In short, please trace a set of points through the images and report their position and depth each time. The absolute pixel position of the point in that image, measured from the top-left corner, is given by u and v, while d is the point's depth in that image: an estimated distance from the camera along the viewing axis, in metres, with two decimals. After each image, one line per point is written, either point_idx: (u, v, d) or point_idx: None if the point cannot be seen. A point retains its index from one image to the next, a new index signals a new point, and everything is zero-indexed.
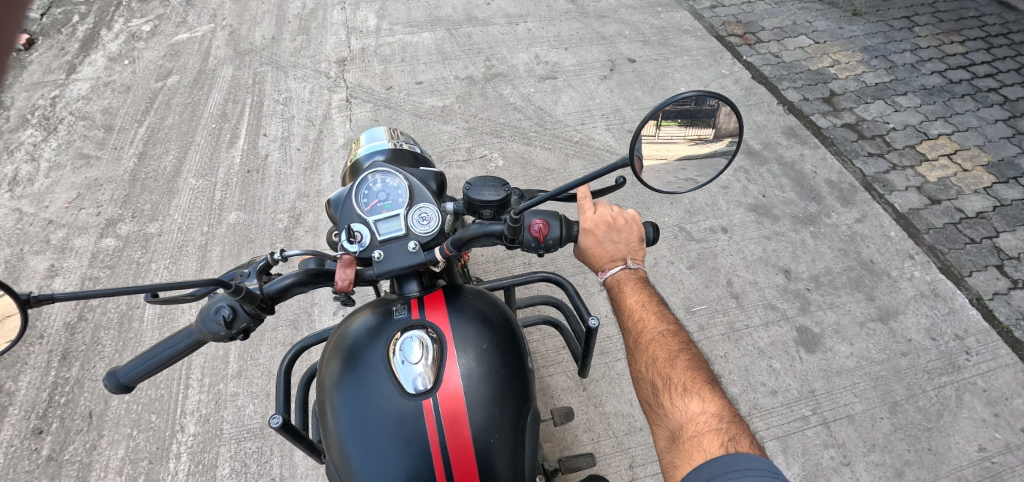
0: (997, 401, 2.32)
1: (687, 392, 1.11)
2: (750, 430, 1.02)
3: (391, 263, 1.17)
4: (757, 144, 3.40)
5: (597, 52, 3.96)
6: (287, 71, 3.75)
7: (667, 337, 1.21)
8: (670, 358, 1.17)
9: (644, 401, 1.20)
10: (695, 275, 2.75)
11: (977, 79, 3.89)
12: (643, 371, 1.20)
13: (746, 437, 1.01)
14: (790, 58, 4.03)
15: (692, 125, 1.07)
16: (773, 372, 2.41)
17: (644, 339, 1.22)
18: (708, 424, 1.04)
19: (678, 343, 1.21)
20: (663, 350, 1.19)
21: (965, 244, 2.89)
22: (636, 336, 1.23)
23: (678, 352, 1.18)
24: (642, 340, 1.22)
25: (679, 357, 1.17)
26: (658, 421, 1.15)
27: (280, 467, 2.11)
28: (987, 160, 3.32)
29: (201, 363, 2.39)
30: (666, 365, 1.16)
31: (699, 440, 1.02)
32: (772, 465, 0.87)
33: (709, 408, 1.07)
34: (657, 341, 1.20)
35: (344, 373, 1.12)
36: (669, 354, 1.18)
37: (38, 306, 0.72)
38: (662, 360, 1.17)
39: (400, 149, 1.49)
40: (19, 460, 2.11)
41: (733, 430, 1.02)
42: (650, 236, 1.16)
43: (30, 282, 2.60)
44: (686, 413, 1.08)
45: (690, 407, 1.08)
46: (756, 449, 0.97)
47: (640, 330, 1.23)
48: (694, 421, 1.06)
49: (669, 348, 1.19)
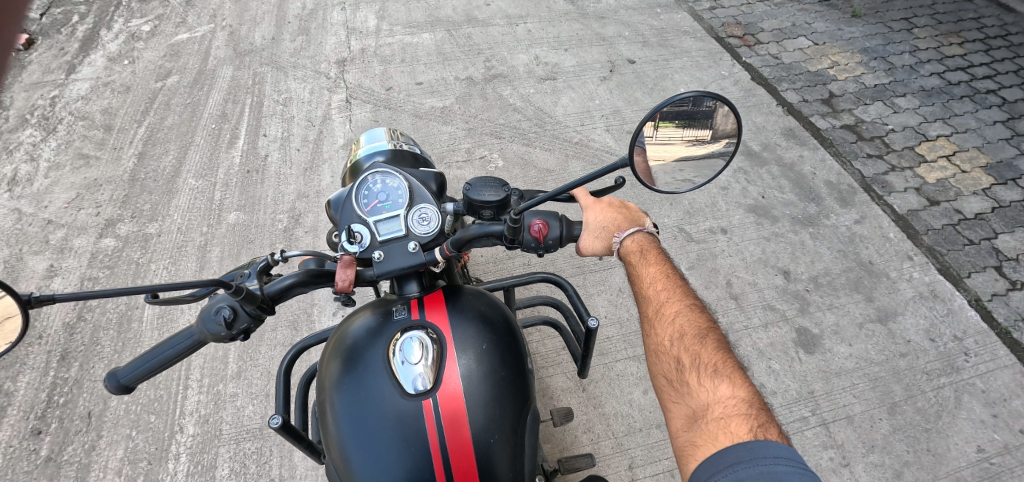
0: (996, 402, 2.32)
1: (717, 375, 1.06)
2: (778, 422, 0.97)
3: (391, 263, 1.17)
4: (756, 145, 3.41)
5: (596, 53, 3.97)
6: (287, 71, 3.75)
7: (697, 318, 1.18)
8: (700, 338, 1.14)
9: (662, 380, 1.16)
10: (695, 276, 2.75)
11: (976, 80, 3.90)
12: (668, 347, 1.16)
13: (775, 427, 0.95)
14: (789, 59, 4.04)
15: (690, 125, 1.07)
16: (772, 373, 2.41)
17: (671, 315, 1.19)
18: (737, 408, 0.99)
19: (707, 325, 1.17)
20: (693, 329, 1.16)
21: (964, 245, 2.90)
22: (662, 310, 1.21)
23: (708, 334, 1.15)
24: (671, 316, 1.19)
25: (709, 340, 1.13)
26: (676, 401, 1.10)
27: (279, 468, 2.11)
28: (986, 161, 3.33)
29: (200, 363, 2.39)
30: (696, 344, 1.13)
31: (725, 422, 0.97)
32: (803, 460, 0.84)
33: (739, 394, 1.02)
34: (686, 320, 1.17)
35: (344, 374, 1.12)
36: (698, 334, 1.15)
37: (39, 307, 0.72)
38: (689, 338, 1.14)
39: (400, 149, 1.49)
40: (17, 461, 2.11)
41: (762, 417, 0.97)
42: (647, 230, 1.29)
43: (30, 283, 2.60)
44: (713, 394, 1.03)
45: (718, 389, 1.04)
46: (786, 441, 0.92)
47: (670, 306, 1.21)
48: (721, 403, 1.01)
49: (697, 327, 1.16)
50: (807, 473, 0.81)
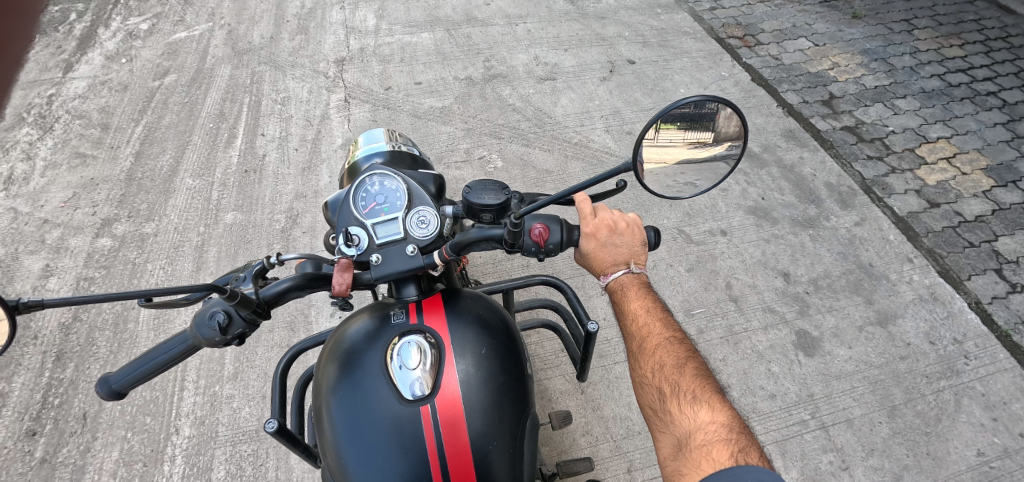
0: (995, 406, 2.31)
1: (696, 401, 1.07)
2: (760, 445, 0.99)
3: (389, 266, 1.16)
4: (756, 147, 3.40)
5: (596, 53, 3.95)
6: (285, 71, 3.73)
7: (676, 346, 1.19)
8: (679, 366, 1.14)
9: (648, 410, 1.16)
10: (694, 278, 2.74)
11: (976, 82, 3.89)
12: (650, 377, 1.17)
13: (756, 451, 0.97)
14: (790, 60, 4.03)
15: (692, 128, 1.06)
16: (772, 376, 2.40)
17: (651, 345, 1.20)
18: (718, 434, 1.00)
19: (686, 353, 1.18)
20: (673, 358, 1.16)
21: (964, 247, 2.89)
22: (641, 341, 1.21)
23: (687, 361, 1.16)
24: (651, 348, 1.19)
25: (689, 367, 1.15)
26: (662, 430, 1.11)
27: (275, 470, 2.10)
28: (986, 163, 3.32)
29: (197, 364, 2.37)
30: (675, 372, 1.14)
31: (707, 449, 0.99)
32: None
33: (718, 418, 1.03)
34: (666, 351, 1.18)
35: (341, 378, 1.11)
36: (678, 362, 1.15)
37: (27, 313, 0.71)
38: (670, 367, 1.15)
39: (399, 151, 1.48)
40: (12, 463, 2.09)
41: (743, 442, 0.99)
42: (651, 240, 1.18)
43: (24, 283, 2.58)
44: (694, 421, 1.05)
45: (698, 415, 1.05)
46: (766, 464, 0.93)
47: (648, 337, 1.21)
48: (703, 429, 1.02)
49: (677, 356, 1.17)
50: None
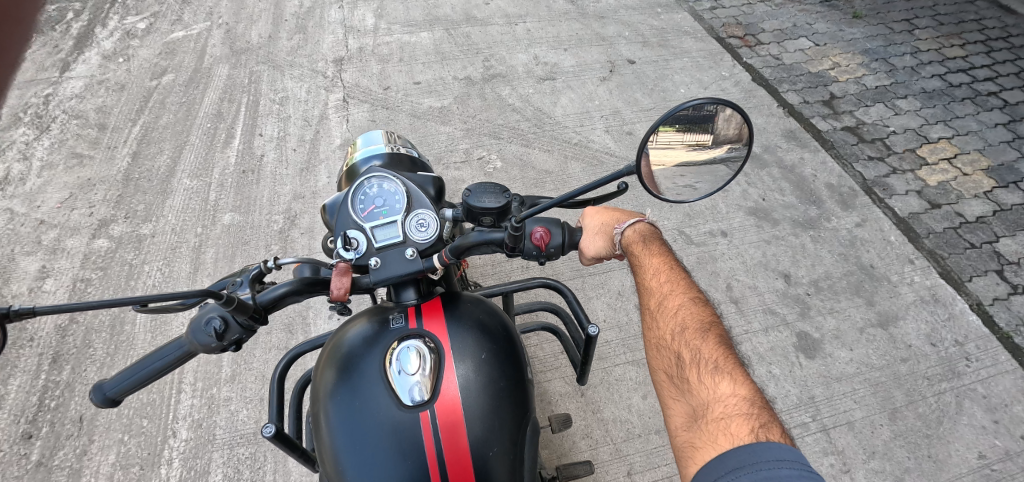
0: (997, 408, 2.30)
1: (717, 371, 0.99)
2: (783, 424, 0.89)
3: (387, 271, 1.15)
4: (757, 147, 3.38)
5: (596, 53, 3.94)
6: (283, 70, 3.71)
7: (700, 312, 1.12)
8: (701, 333, 1.07)
9: (663, 377, 1.09)
10: (695, 279, 2.73)
11: (977, 82, 3.88)
12: (669, 342, 1.10)
13: (779, 428, 0.88)
14: (790, 60, 4.01)
15: (692, 130, 1.05)
16: (772, 378, 2.39)
17: (674, 308, 1.14)
18: (738, 407, 0.91)
19: (710, 319, 1.10)
20: (695, 322, 1.09)
21: (965, 249, 2.88)
22: (664, 303, 1.16)
23: (711, 329, 1.08)
24: (674, 310, 1.14)
25: (713, 333, 1.07)
26: (677, 398, 1.04)
27: (273, 473, 2.08)
28: (987, 164, 3.31)
29: (194, 367, 2.36)
30: (697, 338, 1.06)
31: (725, 422, 0.90)
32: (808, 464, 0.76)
33: (740, 391, 0.94)
34: (690, 315, 1.11)
35: (339, 383, 1.09)
36: (701, 328, 1.08)
37: (18, 321, 0.69)
38: (692, 332, 1.08)
39: (397, 153, 1.46)
40: (7, 466, 2.08)
41: (765, 418, 0.89)
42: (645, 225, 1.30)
43: (20, 285, 2.56)
44: (713, 392, 0.96)
45: (719, 387, 0.96)
46: (788, 442, 0.84)
47: (673, 299, 1.16)
48: (721, 401, 0.94)
49: (700, 321, 1.10)
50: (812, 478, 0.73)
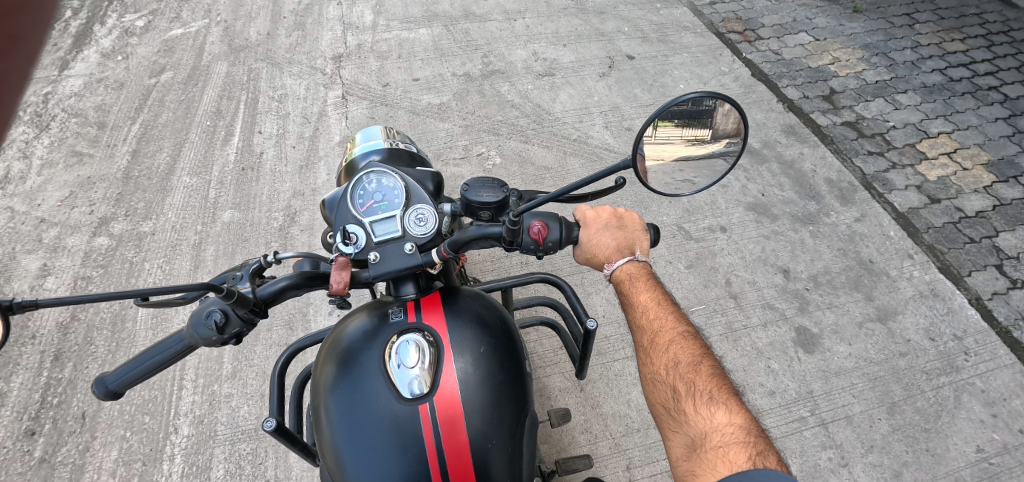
0: (995, 402, 2.31)
1: (712, 401, 1.06)
2: (777, 449, 0.97)
3: (386, 264, 1.15)
4: (756, 143, 3.38)
5: (596, 49, 3.93)
6: (282, 68, 3.71)
7: (691, 344, 1.17)
8: (694, 365, 1.13)
9: (661, 409, 1.15)
10: (694, 275, 2.73)
11: (977, 77, 3.87)
12: (664, 376, 1.15)
13: (774, 453, 0.96)
14: (790, 55, 4.00)
15: (690, 124, 1.05)
16: (771, 373, 2.40)
17: (665, 341, 1.18)
18: (735, 436, 0.98)
19: (700, 350, 1.17)
20: (687, 355, 1.15)
21: (964, 243, 2.88)
22: (654, 338, 1.20)
23: (703, 360, 1.14)
24: (665, 344, 1.18)
25: (704, 365, 1.13)
26: (676, 430, 1.10)
27: (275, 469, 2.10)
28: (987, 159, 3.31)
29: (195, 364, 2.37)
30: (691, 371, 1.12)
31: (723, 451, 0.97)
32: None
33: (735, 420, 1.01)
34: (680, 347, 1.16)
35: (339, 377, 1.10)
36: (693, 361, 1.14)
37: (21, 313, 0.69)
38: (685, 366, 1.13)
39: (396, 149, 1.47)
40: (11, 462, 2.09)
41: (760, 444, 0.97)
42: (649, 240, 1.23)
43: (22, 283, 2.57)
44: (710, 422, 1.03)
45: (715, 416, 1.03)
46: (784, 468, 0.92)
47: (663, 333, 1.20)
48: (719, 431, 1.01)
49: (691, 353, 1.15)
50: None
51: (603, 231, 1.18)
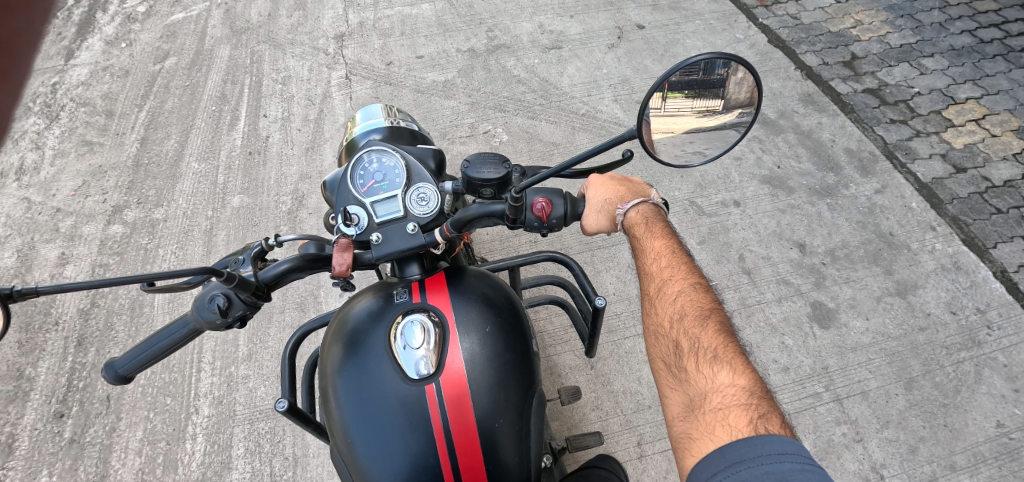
0: (1017, 377, 2.25)
1: (716, 359, 0.96)
2: (782, 413, 0.87)
3: (389, 245, 1.15)
4: (772, 113, 3.26)
5: (604, 19, 3.80)
6: (284, 49, 3.66)
7: (700, 298, 1.08)
8: (701, 319, 1.03)
9: (660, 364, 1.06)
10: (706, 251, 2.68)
11: (1010, 38, 3.65)
12: (667, 329, 1.07)
13: (778, 417, 0.86)
14: (809, 19, 3.81)
15: (701, 95, 1.01)
16: (785, 349, 2.37)
17: (673, 293, 1.10)
18: (736, 398, 0.89)
19: (710, 305, 1.07)
20: (695, 309, 1.06)
21: (991, 214, 2.76)
22: (664, 289, 1.12)
23: (711, 314, 1.04)
24: (672, 296, 1.10)
25: (713, 320, 1.03)
26: (674, 387, 1.01)
27: (292, 446, 2.16)
28: (1017, 125, 3.14)
29: (212, 347, 2.42)
30: (696, 325, 1.03)
31: (723, 414, 0.88)
32: (810, 456, 0.75)
33: (740, 381, 0.92)
34: (689, 300, 1.08)
35: (346, 359, 1.10)
36: (700, 315, 1.04)
37: (21, 300, 0.69)
38: (690, 319, 1.04)
39: (397, 127, 1.44)
40: (43, 443, 2.19)
41: (764, 408, 0.87)
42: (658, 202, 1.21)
43: (43, 271, 2.65)
44: (711, 382, 0.94)
45: (717, 375, 0.94)
46: (789, 433, 0.82)
47: (672, 285, 1.11)
48: (719, 391, 0.92)
49: (699, 307, 1.06)
50: (815, 474, 0.71)
51: (610, 186, 1.20)
